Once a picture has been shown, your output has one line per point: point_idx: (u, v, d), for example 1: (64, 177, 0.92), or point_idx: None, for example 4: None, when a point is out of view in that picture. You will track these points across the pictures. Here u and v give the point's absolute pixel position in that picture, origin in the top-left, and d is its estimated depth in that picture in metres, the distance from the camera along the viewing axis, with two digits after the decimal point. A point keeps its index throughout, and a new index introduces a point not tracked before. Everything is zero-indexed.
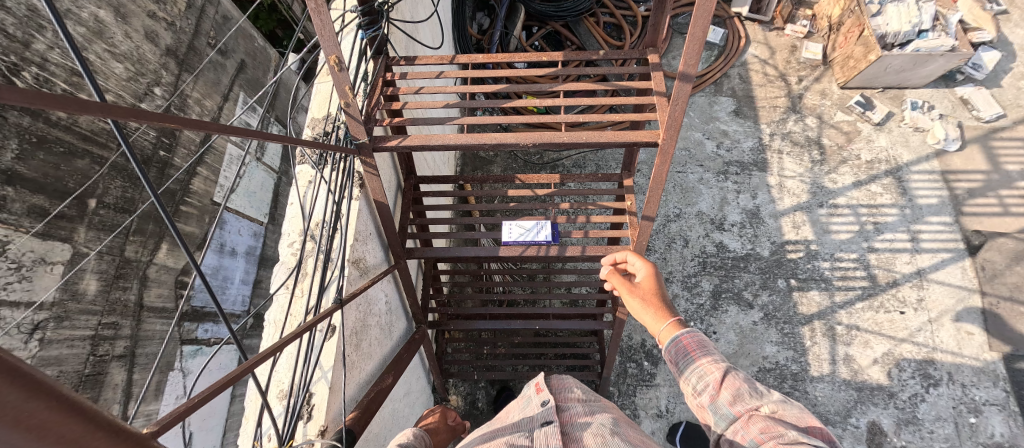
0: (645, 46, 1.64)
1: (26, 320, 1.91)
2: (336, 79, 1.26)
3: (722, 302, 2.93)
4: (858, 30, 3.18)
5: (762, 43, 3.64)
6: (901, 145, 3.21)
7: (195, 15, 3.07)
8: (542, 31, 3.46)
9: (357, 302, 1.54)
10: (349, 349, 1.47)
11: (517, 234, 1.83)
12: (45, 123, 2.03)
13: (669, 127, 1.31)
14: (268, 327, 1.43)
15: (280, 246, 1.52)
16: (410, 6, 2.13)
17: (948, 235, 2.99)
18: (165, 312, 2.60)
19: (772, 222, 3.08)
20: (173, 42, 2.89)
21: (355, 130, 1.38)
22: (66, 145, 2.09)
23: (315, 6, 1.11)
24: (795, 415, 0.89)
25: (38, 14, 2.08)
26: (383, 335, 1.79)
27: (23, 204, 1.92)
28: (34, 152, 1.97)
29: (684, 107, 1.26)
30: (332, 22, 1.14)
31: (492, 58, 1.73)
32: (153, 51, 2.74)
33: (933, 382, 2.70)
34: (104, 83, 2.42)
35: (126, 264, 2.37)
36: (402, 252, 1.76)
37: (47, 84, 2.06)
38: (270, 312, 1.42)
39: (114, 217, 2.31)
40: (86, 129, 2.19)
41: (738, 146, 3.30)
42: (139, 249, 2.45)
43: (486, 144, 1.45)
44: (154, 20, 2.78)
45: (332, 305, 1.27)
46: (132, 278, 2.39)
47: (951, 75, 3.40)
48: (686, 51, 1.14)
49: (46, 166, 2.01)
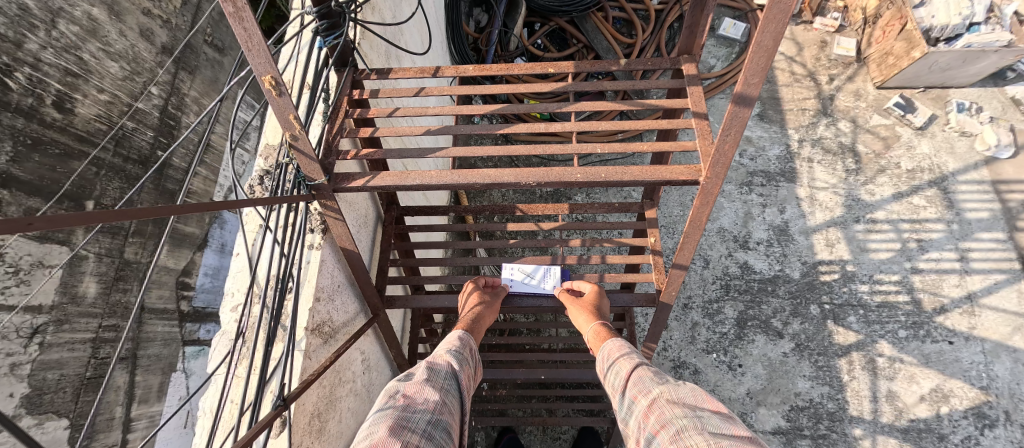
0: (677, 54, 1.33)
1: (26, 325, 2.14)
2: (277, 107, 0.96)
3: (749, 331, 2.61)
4: (899, 24, 2.85)
5: (787, 39, 3.30)
6: (945, 151, 2.88)
7: (192, 12, 2.98)
8: (545, 28, 3.13)
9: (320, 378, 1.24)
10: (309, 442, 1.18)
11: (518, 278, 1.61)
12: (40, 125, 2.18)
13: (716, 164, 1.02)
14: (202, 417, 1.14)
15: (222, 309, 1.22)
16: (390, 4, 1.84)
17: (1002, 254, 2.67)
18: (165, 313, 2.80)
19: (803, 239, 2.76)
20: (169, 40, 2.81)
21: (309, 169, 1.09)
22: (61, 147, 2.27)
23: (234, 10, 0.80)
24: (689, 394, 0.96)
25: (30, 13, 2.14)
26: (360, 402, 1.50)
27: (18, 207, 2.13)
28: (29, 154, 2.15)
29: (738, 137, 0.96)
30: (262, 33, 0.83)
31: (486, 69, 1.42)
32: (149, 49, 2.68)
33: (988, 422, 2.40)
34: (99, 83, 2.41)
35: (126, 266, 2.63)
36: (380, 303, 1.47)
37: (41, 85, 2.18)
38: (204, 398, 1.13)
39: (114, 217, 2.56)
40: (82, 129, 2.34)
41: (764, 154, 2.98)
42: (139, 251, 2.70)
43: (477, 183, 1.15)
44: (149, 17, 2.67)
45: (273, 409, 0.96)
46: (132, 280, 2.67)
47: (1000, 72, 3.06)
48: (751, 66, 0.83)
49: (43, 167, 2.20)
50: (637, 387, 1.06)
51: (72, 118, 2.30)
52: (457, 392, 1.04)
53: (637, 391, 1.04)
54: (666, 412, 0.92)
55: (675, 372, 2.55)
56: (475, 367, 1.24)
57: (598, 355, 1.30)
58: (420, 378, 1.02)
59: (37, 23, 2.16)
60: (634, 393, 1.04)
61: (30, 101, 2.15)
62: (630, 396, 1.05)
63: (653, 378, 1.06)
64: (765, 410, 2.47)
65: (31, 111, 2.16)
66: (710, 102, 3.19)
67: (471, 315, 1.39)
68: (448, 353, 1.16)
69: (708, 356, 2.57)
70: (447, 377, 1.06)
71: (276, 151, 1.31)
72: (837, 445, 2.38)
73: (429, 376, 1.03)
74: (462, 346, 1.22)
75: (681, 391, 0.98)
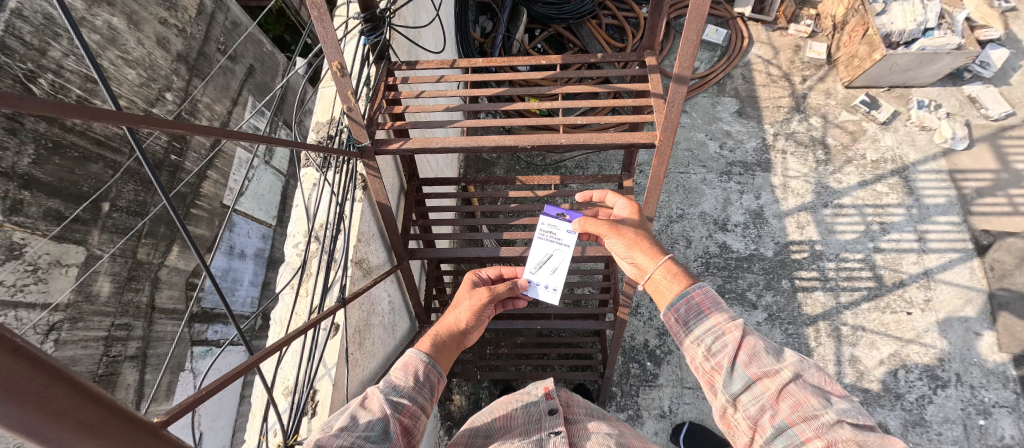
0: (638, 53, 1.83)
1: (43, 320, 2.21)
2: (339, 84, 1.39)
3: (726, 302, 2.91)
4: (862, 30, 3.18)
5: (766, 43, 3.64)
6: (907, 144, 3.19)
7: (206, 21, 3.24)
8: (544, 33, 3.48)
9: (360, 301, 1.74)
10: (353, 347, 1.68)
11: (540, 256, 1.72)
12: (60, 129, 2.32)
13: (665, 130, 1.47)
14: (275, 325, 1.63)
15: (286, 246, 1.74)
16: (412, 11, 2.24)
17: (956, 235, 2.96)
18: (175, 313, 2.95)
19: (777, 222, 3.07)
20: (183, 48, 3.05)
21: (358, 134, 1.51)
22: (79, 150, 2.39)
23: (319, 15, 1.24)
24: (813, 376, 1.04)
25: (55, 23, 2.32)
26: (386, 334, 1.98)
27: (39, 207, 2.22)
28: (49, 158, 2.26)
29: (678, 108, 1.41)
30: (333, 30, 1.26)
31: (492, 61, 1.80)
32: (164, 57, 2.90)
33: (941, 383, 2.66)
34: (118, 88, 2.56)
35: (138, 266, 2.70)
36: (404, 252, 1.90)
37: (63, 91, 2.31)
38: (276, 310, 1.63)
39: (126, 220, 2.63)
40: (99, 135, 2.49)
41: (741, 146, 3.31)
42: (151, 251, 2.78)
43: (486, 146, 1.61)
44: (166, 26, 2.93)
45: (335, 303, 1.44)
46: (144, 280, 2.73)
47: (958, 73, 3.38)
48: (683, 53, 1.23)
49: (62, 169, 2.31)
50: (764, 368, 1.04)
51: (91, 123, 2.45)
52: (380, 444, 1.03)
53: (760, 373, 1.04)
54: (803, 404, 0.98)
55: (660, 338, 2.85)
56: (429, 392, 1.22)
57: (661, 296, 1.26)
58: (336, 429, 1.03)
59: (60, 31, 2.34)
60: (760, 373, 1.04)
61: (52, 105, 2.28)
62: (747, 373, 1.05)
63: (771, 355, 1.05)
64: None
65: (52, 115, 2.30)
66: (694, 100, 3.53)
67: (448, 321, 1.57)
68: (384, 391, 1.15)
69: None
70: (370, 424, 1.06)
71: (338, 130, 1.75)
72: None
73: (346, 426, 1.04)
74: (406, 380, 1.19)
75: (802, 367, 1.05)
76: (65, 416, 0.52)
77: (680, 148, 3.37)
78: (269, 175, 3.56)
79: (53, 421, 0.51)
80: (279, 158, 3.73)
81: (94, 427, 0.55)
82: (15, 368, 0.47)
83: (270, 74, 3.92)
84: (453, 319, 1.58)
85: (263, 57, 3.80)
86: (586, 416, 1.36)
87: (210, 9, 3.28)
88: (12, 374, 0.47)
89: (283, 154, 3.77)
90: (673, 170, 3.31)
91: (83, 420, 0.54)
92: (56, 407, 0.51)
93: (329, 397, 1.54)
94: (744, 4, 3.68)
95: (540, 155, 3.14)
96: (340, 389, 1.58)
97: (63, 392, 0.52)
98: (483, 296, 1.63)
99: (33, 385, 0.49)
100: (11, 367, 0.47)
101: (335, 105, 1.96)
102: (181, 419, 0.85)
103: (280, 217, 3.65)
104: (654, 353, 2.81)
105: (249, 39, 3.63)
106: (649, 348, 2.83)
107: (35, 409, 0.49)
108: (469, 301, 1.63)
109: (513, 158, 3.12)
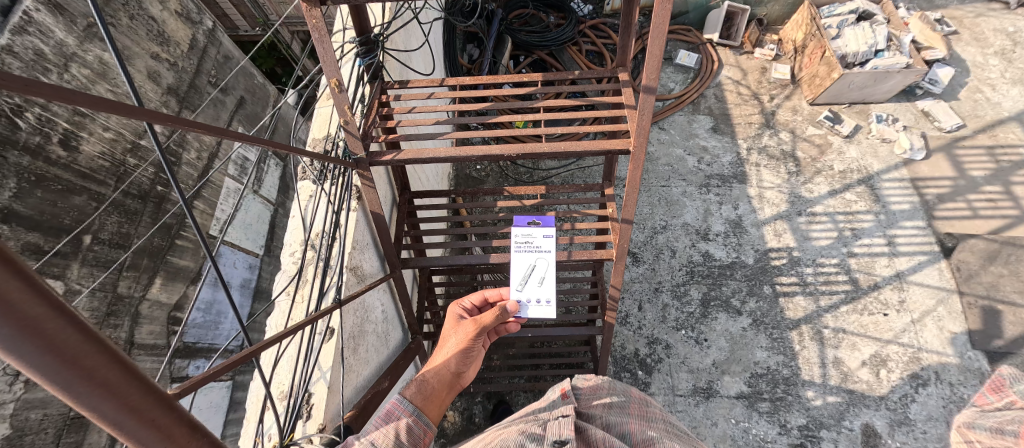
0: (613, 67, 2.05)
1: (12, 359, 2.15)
2: (336, 98, 1.51)
3: (712, 309, 2.99)
4: (820, 52, 3.49)
5: (734, 66, 3.92)
6: (870, 155, 3.42)
7: (198, 55, 3.35)
8: (528, 59, 3.69)
9: (354, 308, 1.85)
10: (347, 352, 1.77)
11: (522, 273, 1.80)
12: (45, 162, 2.34)
13: (639, 135, 1.66)
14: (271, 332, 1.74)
15: (283, 255, 1.90)
16: (402, 37, 2.42)
17: (923, 239, 3.11)
18: (155, 349, 2.92)
19: (755, 230, 3.22)
20: (174, 81, 3.10)
21: (354, 146, 1.63)
22: (63, 183, 2.42)
23: (320, 36, 1.38)
24: None
25: (46, 58, 2.38)
26: (379, 343, 2.07)
27: (17, 241, 2.22)
28: (32, 190, 2.28)
29: (650, 115, 1.59)
30: (332, 51, 1.41)
31: (479, 80, 1.97)
32: (155, 91, 2.95)
33: (922, 382, 2.70)
34: (106, 121, 2.63)
35: (118, 301, 2.69)
36: (397, 261, 1.99)
37: (49, 124, 2.36)
38: (273, 317, 1.77)
39: (108, 252, 2.63)
40: (85, 168, 2.51)
41: (718, 161, 3.50)
42: (133, 284, 2.77)
43: (474, 156, 1.74)
44: (157, 61, 2.98)
45: (331, 305, 1.55)
46: (123, 315, 2.71)
47: (911, 90, 3.67)
48: (646, 67, 1.40)
49: (44, 203, 2.34)
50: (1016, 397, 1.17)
51: (76, 156, 2.47)
52: None
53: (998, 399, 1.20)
54: None
55: (649, 347, 2.90)
56: (413, 438, 1.31)
57: None
58: None
59: (51, 66, 2.40)
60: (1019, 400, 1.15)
61: (38, 139, 2.31)
62: None
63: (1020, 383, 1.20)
64: (729, 378, 2.77)
65: (38, 148, 2.31)
66: (672, 119, 3.73)
67: (440, 358, 1.64)
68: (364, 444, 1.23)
69: (677, 332, 2.93)
70: None
71: (335, 144, 1.86)
72: (792, 405, 2.68)
73: None
74: (385, 436, 1.26)
75: None
76: (92, 374, 0.55)
77: (661, 163, 3.55)
78: (257, 204, 3.57)
79: (78, 378, 0.54)
80: (269, 186, 3.76)
81: (116, 389, 0.58)
82: (53, 324, 0.51)
83: (261, 105, 4.01)
84: (443, 358, 1.64)
85: (254, 89, 3.88)
86: (603, 412, 1.22)
87: (203, 44, 3.40)
88: (49, 329, 0.51)
89: (273, 182, 3.80)
90: (655, 184, 3.47)
91: (107, 379, 0.57)
92: (86, 366, 0.54)
93: (324, 400, 1.61)
94: (712, 31, 3.97)
95: (527, 172, 3.27)
96: (334, 392, 1.66)
97: (92, 350, 0.55)
98: (470, 330, 1.70)
99: (67, 342, 0.52)
100: (49, 323, 0.50)
101: (331, 123, 2.09)
102: (192, 393, 0.94)
103: (268, 245, 3.64)
104: (644, 362, 2.85)
105: (241, 72, 3.74)
106: (640, 357, 2.87)
107: (66, 364, 0.53)
108: (456, 338, 1.71)
109: (501, 175, 3.24)
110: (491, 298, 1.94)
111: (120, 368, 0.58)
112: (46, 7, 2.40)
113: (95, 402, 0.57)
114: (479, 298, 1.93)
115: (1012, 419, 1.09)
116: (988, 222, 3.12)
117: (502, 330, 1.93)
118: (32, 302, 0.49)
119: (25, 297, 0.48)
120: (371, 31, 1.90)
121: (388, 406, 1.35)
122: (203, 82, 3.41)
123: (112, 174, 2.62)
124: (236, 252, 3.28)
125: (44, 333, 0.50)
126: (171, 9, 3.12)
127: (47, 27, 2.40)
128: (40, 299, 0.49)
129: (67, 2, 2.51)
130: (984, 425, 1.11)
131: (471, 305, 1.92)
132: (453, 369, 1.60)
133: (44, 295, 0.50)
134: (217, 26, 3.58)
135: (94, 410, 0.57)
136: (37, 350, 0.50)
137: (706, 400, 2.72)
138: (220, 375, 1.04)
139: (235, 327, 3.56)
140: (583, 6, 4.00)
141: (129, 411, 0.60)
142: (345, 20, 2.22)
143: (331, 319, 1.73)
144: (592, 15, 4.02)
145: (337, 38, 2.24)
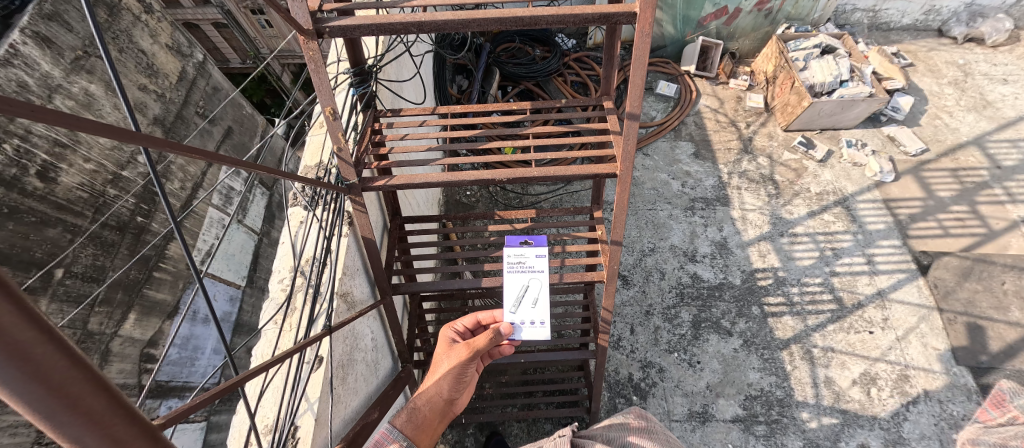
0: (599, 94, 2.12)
1: None
2: (331, 126, 1.50)
3: (703, 331, 2.99)
4: (790, 83, 3.70)
5: (712, 95, 4.11)
6: (844, 178, 3.57)
7: (187, 86, 3.34)
8: (516, 89, 3.80)
9: (345, 336, 1.80)
10: (336, 382, 1.70)
11: (517, 291, 1.77)
12: (20, 194, 2.27)
13: (624, 160, 1.70)
14: (256, 361, 1.68)
15: (272, 281, 1.86)
16: (394, 67, 2.51)
17: (900, 257, 3.21)
18: (126, 387, 2.76)
19: (740, 251, 3.28)
20: (161, 112, 3.06)
21: (346, 172, 1.62)
22: (38, 215, 2.34)
23: (315, 66, 1.40)
24: None
25: (29, 90, 2.34)
26: (369, 371, 2.01)
27: None
28: (4, 222, 2.20)
29: (637, 138, 1.62)
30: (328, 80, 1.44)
31: (469, 107, 1.99)
32: (141, 121, 2.91)
33: (912, 399, 2.71)
34: (87, 152, 2.58)
35: (88, 337, 2.56)
36: (388, 287, 1.96)
37: (27, 155, 2.31)
38: (259, 346, 1.73)
39: (81, 286, 2.52)
40: (62, 199, 2.44)
41: (701, 184, 3.61)
42: (104, 320, 2.64)
43: (464, 180, 1.74)
44: (144, 92, 2.96)
45: (321, 331, 1.51)
46: (93, 352, 2.58)
47: (876, 117, 3.89)
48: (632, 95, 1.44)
49: (16, 235, 2.24)
50: (1014, 411, 1.40)
51: (53, 187, 2.41)
52: None
53: (1000, 414, 1.45)
54: None
55: (643, 371, 2.86)
56: None
57: None
58: None
59: (35, 98, 2.37)
60: (1018, 415, 1.39)
61: (14, 171, 2.26)
62: None
63: (1018, 399, 1.43)
64: (724, 401, 2.74)
65: (13, 180, 2.25)
66: (656, 145, 3.86)
67: (432, 381, 1.61)
68: None
69: (670, 355, 2.91)
70: None
71: (327, 170, 1.86)
72: (788, 428, 2.65)
73: None
74: None
75: None
76: (76, 404, 0.49)
77: (646, 187, 3.64)
78: (241, 234, 3.48)
79: (61, 407, 0.48)
80: (253, 215, 3.70)
81: (100, 419, 0.52)
82: (41, 349, 0.46)
83: (248, 135, 3.98)
84: (433, 383, 1.62)
85: (242, 119, 3.86)
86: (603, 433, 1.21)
87: (192, 76, 3.41)
88: (38, 355, 0.45)
89: (258, 212, 3.75)
90: (642, 207, 3.54)
91: (92, 409, 0.51)
92: (72, 395, 0.49)
93: (312, 433, 1.53)
94: (689, 63, 4.19)
95: (517, 197, 3.32)
96: (322, 424, 1.59)
97: (80, 375, 0.49)
98: (463, 354, 1.65)
99: (55, 368, 0.47)
100: (37, 348, 0.45)
101: (324, 151, 2.09)
102: (174, 426, 0.89)
103: (250, 276, 3.54)
104: (639, 386, 2.81)
105: (229, 103, 3.74)
106: (634, 381, 2.83)
107: (51, 392, 0.47)
108: (448, 362, 1.66)
109: (491, 200, 3.28)
110: (483, 320, 1.89)
111: (107, 397, 0.52)
112: (34, 40, 2.40)
113: (76, 433, 0.50)
114: (472, 320, 1.88)
115: (1012, 434, 1.27)
116: (959, 240, 3.25)
117: (496, 353, 1.89)
118: (21, 325, 0.44)
119: (16, 321, 0.43)
120: (365, 62, 1.94)
121: (378, 435, 1.38)
122: (191, 113, 3.40)
123: (89, 205, 2.54)
124: (217, 284, 3.17)
125: (31, 359, 0.45)
126: (161, 42, 3.15)
127: (33, 60, 2.38)
128: (29, 323, 0.44)
129: (56, 35, 2.51)
130: (987, 441, 1.29)
131: (463, 328, 1.87)
132: (446, 396, 1.59)
133: (32, 318, 0.45)
134: (207, 59, 3.61)
135: (75, 442, 0.50)
136: (23, 378, 0.45)
137: (703, 425, 2.67)
138: (204, 407, 0.98)
139: (214, 362, 3.41)
140: (567, 40, 4.19)
141: (113, 445, 0.54)
142: (340, 52, 2.28)
143: (320, 347, 1.68)
144: (576, 48, 4.19)
145: (330, 69, 2.28)
